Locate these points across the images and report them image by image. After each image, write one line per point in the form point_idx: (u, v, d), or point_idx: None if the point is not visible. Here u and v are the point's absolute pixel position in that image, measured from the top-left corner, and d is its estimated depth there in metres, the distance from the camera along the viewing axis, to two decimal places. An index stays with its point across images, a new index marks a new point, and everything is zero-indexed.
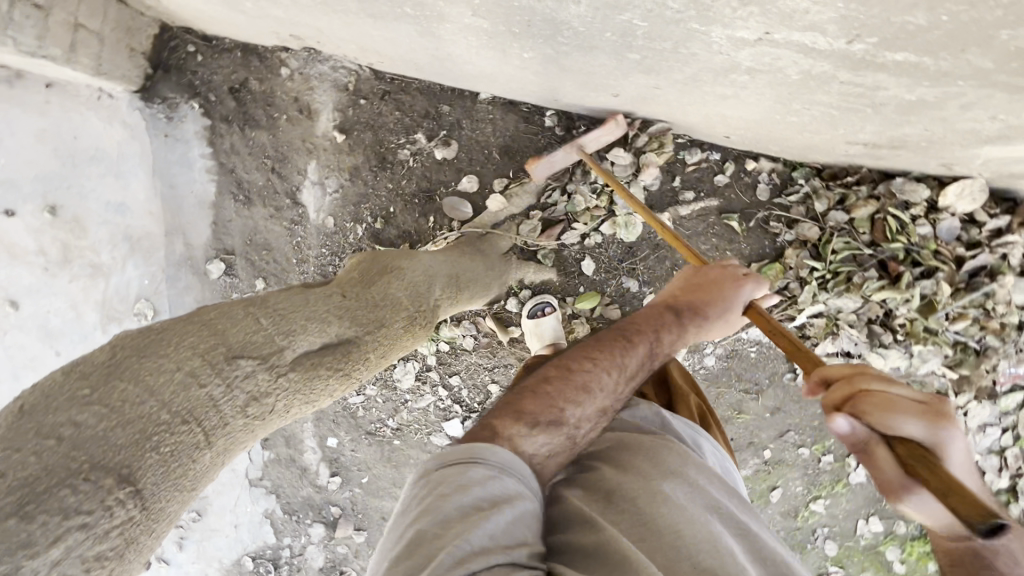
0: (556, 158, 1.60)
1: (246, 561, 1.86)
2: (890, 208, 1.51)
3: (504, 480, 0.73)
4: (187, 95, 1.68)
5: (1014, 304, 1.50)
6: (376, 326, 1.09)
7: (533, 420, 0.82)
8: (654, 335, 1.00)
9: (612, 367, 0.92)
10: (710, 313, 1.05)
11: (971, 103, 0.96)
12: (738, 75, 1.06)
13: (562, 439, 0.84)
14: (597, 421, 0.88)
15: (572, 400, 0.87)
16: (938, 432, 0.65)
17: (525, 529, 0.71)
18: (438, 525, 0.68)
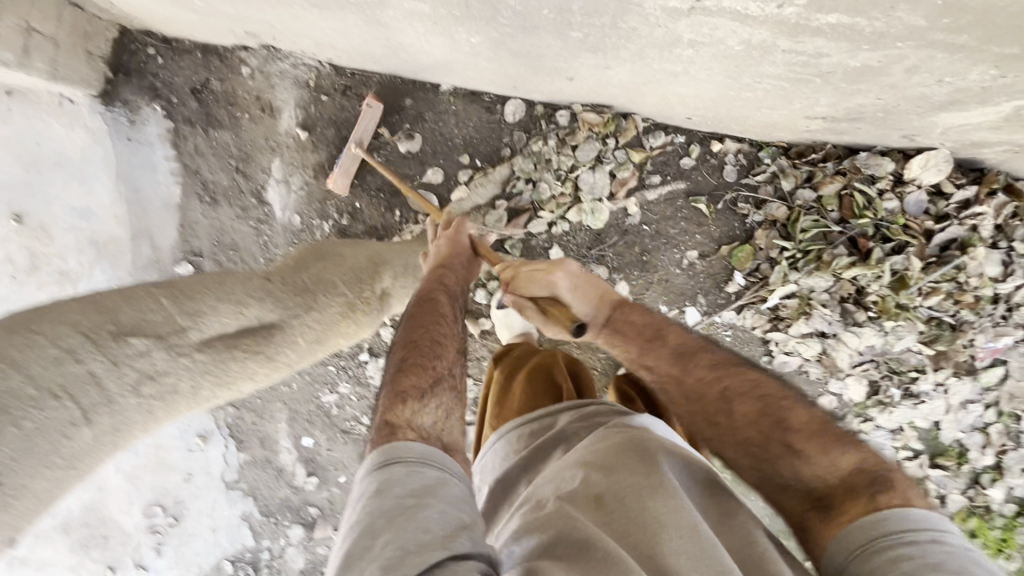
0: (347, 163, 1.64)
1: (225, 565, 1.85)
2: (857, 183, 1.48)
3: (425, 472, 0.79)
4: (149, 97, 1.68)
5: (987, 277, 1.48)
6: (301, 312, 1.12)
7: (418, 394, 0.90)
8: (445, 285, 1.17)
9: (442, 318, 1.06)
10: (468, 260, 1.31)
11: (916, 66, 0.94)
12: (682, 49, 1.05)
13: (446, 394, 0.94)
14: (457, 362, 1.02)
15: (432, 357, 0.97)
16: (543, 282, 1.10)
17: (457, 510, 0.76)
18: (369, 535, 0.72)
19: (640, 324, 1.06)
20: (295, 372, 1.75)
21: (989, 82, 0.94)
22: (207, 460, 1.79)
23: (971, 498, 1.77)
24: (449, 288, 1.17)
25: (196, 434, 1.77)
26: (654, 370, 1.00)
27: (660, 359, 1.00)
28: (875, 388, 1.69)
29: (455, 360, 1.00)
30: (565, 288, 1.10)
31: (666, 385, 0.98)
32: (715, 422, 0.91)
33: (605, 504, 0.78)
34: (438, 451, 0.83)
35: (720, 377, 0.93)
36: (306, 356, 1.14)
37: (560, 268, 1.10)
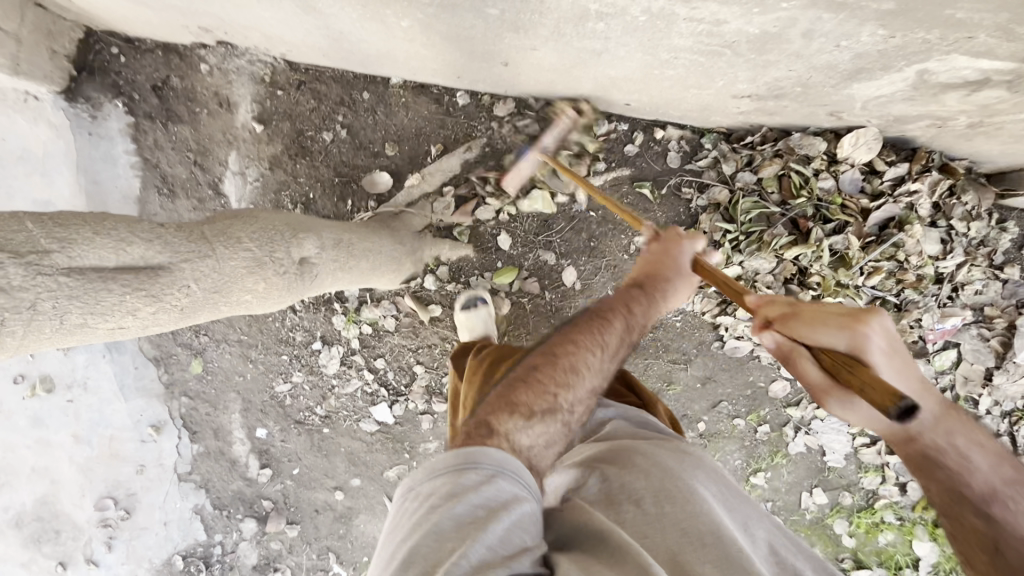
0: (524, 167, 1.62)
1: (176, 560, 1.84)
2: (793, 164, 1.51)
3: (500, 484, 0.73)
4: (111, 94, 1.73)
5: (926, 255, 1.50)
6: (207, 255, 0.92)
7: (529, 411, 0.83)
8: (627, 309, 1.05)
9: (596, 346, 0.95)
10: (670, 285, 1.15)
11: (810, 30, 0.97)
12: (593, 22, 1.09)
13: (556, 428, 0.85)
14: (586, 400, 0.91)
15: (562, 383, 0.89)
16: (847, 332, 0.74)
17: (524, 533, 0.70)
18: (431, 541, 0.66)
19: (990, 456, 0.78)
20: (249, 362, 1.77)
21: (882, 44, 0.98)
22: (161, 451, 1.80)
23: None
24: (630, 313, 1.05)
25: (149, 424, 1.78)
26: (995, 515, 0.75)
27: (1014, 513, 0.75)
28: None
29: (583, 400, 0.90)
30: (880, 352, 0.73)
31: (1008, 545, 0.74)
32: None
33: (615, 504, 0.82)
34: (522, 467, 0.77)
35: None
36: (212, 315, 0.99)
37: (872, 323, 0.73)
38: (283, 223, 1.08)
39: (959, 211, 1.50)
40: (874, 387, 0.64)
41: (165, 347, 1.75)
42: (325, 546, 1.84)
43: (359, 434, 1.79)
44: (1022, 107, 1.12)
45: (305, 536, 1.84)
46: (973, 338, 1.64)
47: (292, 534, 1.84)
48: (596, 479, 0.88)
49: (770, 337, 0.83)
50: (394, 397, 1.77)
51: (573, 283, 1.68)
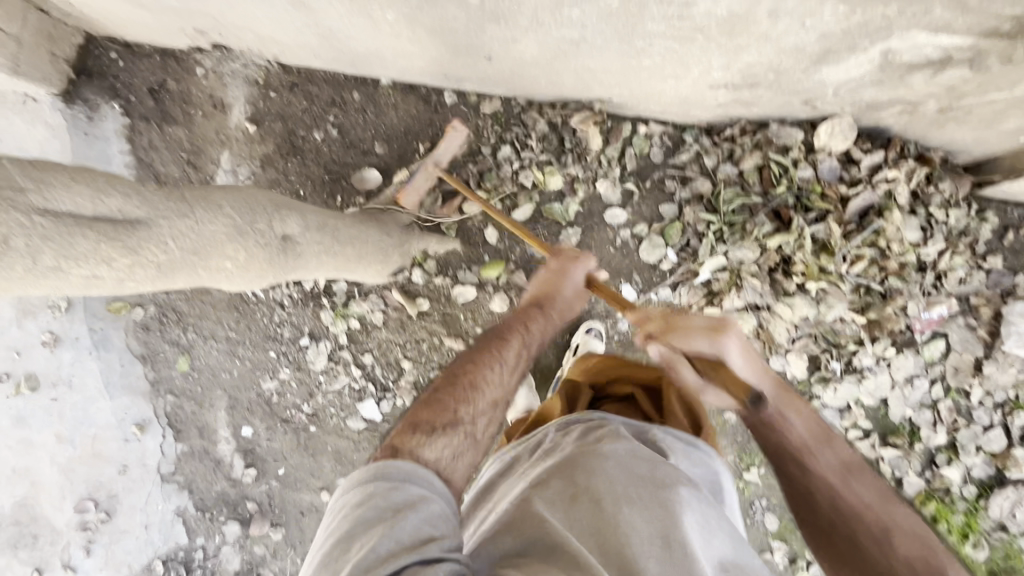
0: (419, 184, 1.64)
1: (156, 565, 1.80)
2: (772, 154, 1.54)
3: (408, 488, 0.78)
4: (108, 96, 1.78)
5: (907, 242, 1.52)
6: (186, 216, 0.95)
7: (429, 426, 0.90)
8: (524, 329, 1.17)
9: (493, 364, 1.05)
10: (563, 300, 1.29)
11: (775, 9, 1.02)
12: (569, 9, 1.14)
13: (461, 438, 0.91)
14: (490, 411, 0.99)
15: (462, 399, 0.96)
16: (711, 343, 0.96)
17: (434, 526, 0.76)
18: (342, 544, 0.73)
19: (805, 419, 1.02)
20: (236, 359, 1.76)
21: (845, 22, 1.02)
22: (144, 450, 1.78)
23: (930, 481, 1.69)
24: (526, 332, 1.17)
25: (133, 422, 1.77)
26: (809, 464, 1.00)
27: (822, 462, 0.99)
28: (816, 364, 1.67)
29: (483, 411, 0.97)
30: (736, 355, 0.97)
31: (814, 483, 1.00)
32: (835, 531, 0.98)
33: (577, 506, 0.84)
34: (426, 473, 0.82)
35: (879, 503, 0.96)
36: (187, 279, 1.01)
37: (730, 331, 0.97)
38: (267, 198, 1.11)
39: (938, 199, 1.53)
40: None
41: (152, 345, 1.76)
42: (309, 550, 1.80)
43: (346, 432, 1.77)
44: (987, 87, 1.16)
45: (290, 540, 1.79)
46: (961, 328, 1.63)
47: (276, 538, 1.79)
48: (561, 482, 0.89)
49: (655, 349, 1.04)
50: (382, 393, 1.75)
51: None
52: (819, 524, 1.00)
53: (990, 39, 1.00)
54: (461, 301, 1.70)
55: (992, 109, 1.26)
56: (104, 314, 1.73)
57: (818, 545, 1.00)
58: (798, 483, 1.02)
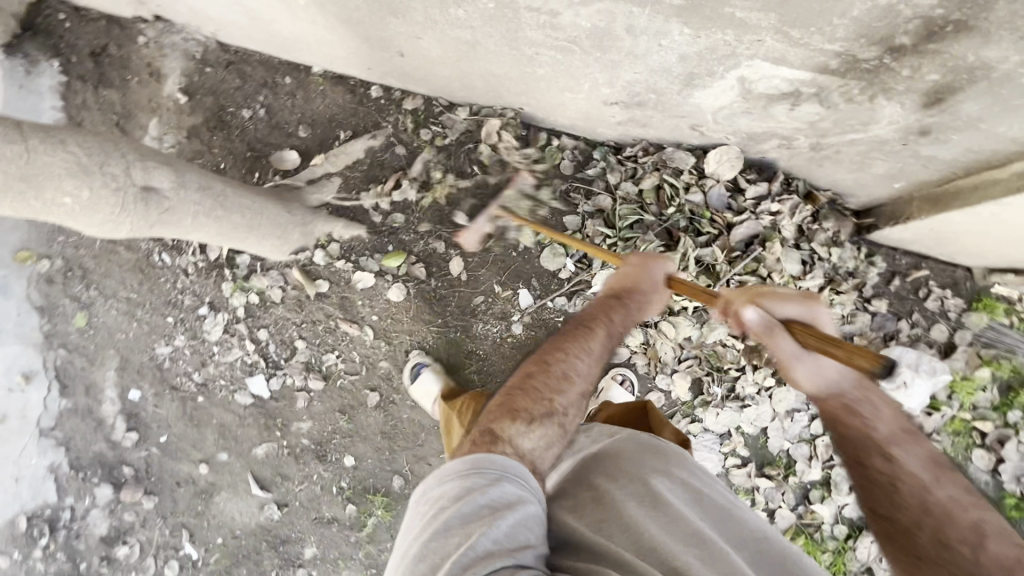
0: (482, 224, 1.69)
1: (20, 521, 1.77)
2: (667, 177, 1.60)
3: (504, 486, 0.81)
4: (50, 54, 1.83)
5: (788, 274, 1.57)
6: (15, 143, 0.96)
7: (528, 417, 0.93)
8: (610, 317, 1.13)
9: (583, 354, 1.05)
10: (648, 296, 1.20)
11: (630, 26, 1.08)
12: (454, 8, 1.21)
13: (555, 430, 0.95)
14: (577, 403, 1.01)
15: (556, 389, 0.99)
16: (804, 306, 0.95)
17: (526, 529, 0.79)
18: (441, 535, 0.76)
19: (893, 412, 0.94)
20: (133, 320, 1.77)
21: (693, 45, 1.08)
22: (26, 402, 1.77)
23: (802, 517, 1.70)
24: (611, 322, 1.12)
25: (19, 372, 1.76)
26: (892, 457, 0.92)
27: (908, 456, 0.92)
28: (699, 388, 1.70)
29: (575, 403, 1.00)
30: (825, 322, 0.95)
31: (901, 478, 0.91)
32: (920, 532, 0.87)
33: (597, 509, 0.90)
34: (524, 470, 0.85)
35: (971, 502, 0.88)
36: (15, 204, 1.00)
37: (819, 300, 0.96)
38: (135, 150, 1.15)
39: (821, 236, 1.59)
40: (857, 353, 0.81)
41: (53, 297, 1.76)
42: (179, 523, 1.77)
43: (233, 406, 1.77)
44: (842, 126, 1.22)
45: (161, 509, 1.77)
46: None
47: (147, 506, 1.77)
48: (581, 488, 0.96)
49: (751, 310, 0.94)
50: (273, 370, 1.76)
51: (458, 273, 1.72)
52: (901, 525, 0.89)
53: (825, 75, 1.06)
54: (359, 287, 1.72)
55: (857, 151, 1.32)
56: (9, 261, 1.75)
57: (892, 545, 0.90)
58: (880, 480, 0.92)
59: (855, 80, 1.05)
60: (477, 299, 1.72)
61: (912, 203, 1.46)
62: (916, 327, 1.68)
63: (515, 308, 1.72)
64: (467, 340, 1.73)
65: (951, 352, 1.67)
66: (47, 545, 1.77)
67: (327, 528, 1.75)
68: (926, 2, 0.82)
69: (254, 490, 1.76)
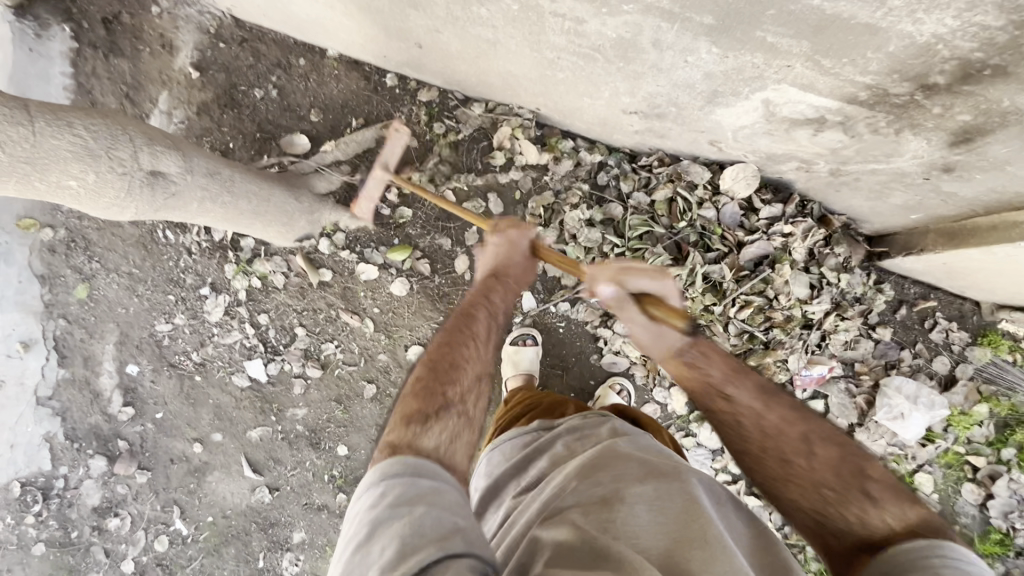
0: (371, 188, 1.59)
1: (13, 487, 1.78)
2: (681, 190, 1.58)
3: (418, 482, 0.76)
4: (61, 18, 1.78)
5: (794, 297, 1.57)
6: (23, 124, 0.93)
7: (423, 416, 0.85)
8: (485, 301, 1.08)
9: (466, 340, 0.99)
10: (518, 270, 1.19)
11: (658, 40, 1.04)
12: (477, 6, 1.18)
13: (457, 419, 0.88)
14: (476, 387, 0.94)
15: (447, 381, 0.91)
16: (654, 279, 1.05)
17: (453, 517, 0.74)
18: (362, 547, 0.71)
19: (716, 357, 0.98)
20: (135, 295, 1.76)
21: (722, 64, 1.05)
22: (24, 370, 1.77)
23: (787, 537, 1.71)
24: (488, 305, 1.08)
25: (18, 340, 1.76)
26: (731, 397, 0.94)
27: (739, 391, 0.94)
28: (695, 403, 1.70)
29: (470, 387, 0.93)
30: (672, 293, 1.06)
31: (742, 416, 0.93)
32: (766, 460, 0.89)
33: (602, 509, 0.84)
34: (434, 464, 0.80)
35: (798, 418, 0.90)
36: (17, 187, 0.98)
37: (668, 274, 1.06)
38: (142, 130, 1.12)
39: (831, 261, 1.57)
40: (668, 314, 1.03)
41: (55, 268, 1.75)
42: (171, 499, 1.79)
43: (230, 388, 1.77)
44: (865, 155, 1.19)
45: (153, 485, 1.79)
46: (841, 392, 1.66)
47: (140, 480, 1.78)
48: (584, 488, 0.89)
49: (606, 287, 1.06)
50: (272, 355, 1.76)
51: (462, 271, 1.71)
52: (752, 458, 0.91)
53: (854, 105, 1.03)
54: (362, 279, 1.71)
55: (876, 180, 1.30)
56: (11, 228, 1.73)
57: (767, 491, 0.89)
58: (731, 425, 0.93)
59: (884, 114, 1.02)
60: None
61: (927, 235, 1.44)
62: (918, 357, 1.67)
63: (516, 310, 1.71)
64: None
65: (950, 385, 1.67)
66: (39, 512, 1.79)
67: (316, 514, 1.77)
68: (967, 45, 0.79)
69: (246, 473, 1.77)
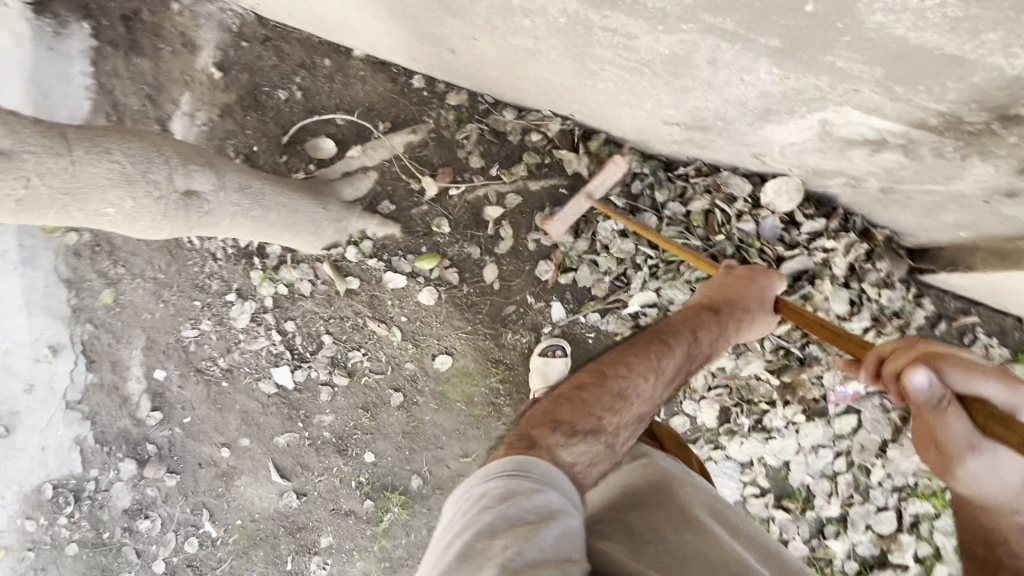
0: (571, 214, 1.59)
1: (46, 489, 1.81)
2: (719, 202, 1.54)
3: (549, 493, 0.73)
4: (80, 15, 1.73)
5: (833, 314, 1.53)
6: (63, 156, 1.00)
7: (569, 428, 0.84)
8: (693, 337, 1.07)
9: (650, 373, 0.97)
10: (742, 312, 1.17)
11: (714, 57, 0.99)
12: (519, 17, 1.13)
13: (598, 447, 0.86)
14: (632, 426, 0.93)
15: (609, 407, 0.90)
16: (965, 380, 0.68)
17: (571, 545, 0.70)
18: (485, 535, 0.68)
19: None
20: (161, 301, 1.75)
21: (780, 84, 1.00)
22: (53, 374, 1.78)
23: (815, 550, 1.70)
24: (695, 340, 1.07)
25: (46, 344, 1.76)
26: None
27: None
28: (726, 416, 1.68)
29: (628, 426, 0.91)
30: (983, 384, 0.68)
31: None
32: None
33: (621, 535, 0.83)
34: (564, 480, 0.77)
35: None
36: (58, 218, 1.07)
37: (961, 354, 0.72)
38: (174, 150, 1.18)
39: (873, 277, 1.53)
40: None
41: (80, 272, 1.74)
42: (200, 502, 1.81)
43: (257, 394, 1.77)
44: (923, 176, 1.14)
45: (182, 488, 1.80)
46: (875, 408, 1.63)
47: (169, 484, 1.80)
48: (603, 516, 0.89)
49: (922, 374, 0.69)
50: (298, 362, 1.75)
51: (491, 280, 1.68)
52: None
53: (920, 130, 0.97)
54: (390, 287, 1.69)
55: (930, 200, 1.25)
56: (36, 233, 1.72)
57: None
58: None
59: (952, 140, 0.97)
60: (508, 308, 1.68)
61: (975, 253, 1.39)
62: None
63: (545, 320, 1.67)
64: (496, 348, 1.69)
65: None
66: (72, 514, 1.82)
67: (344, 519, 1.78)
68: None
69: (274, 477, 1.78)
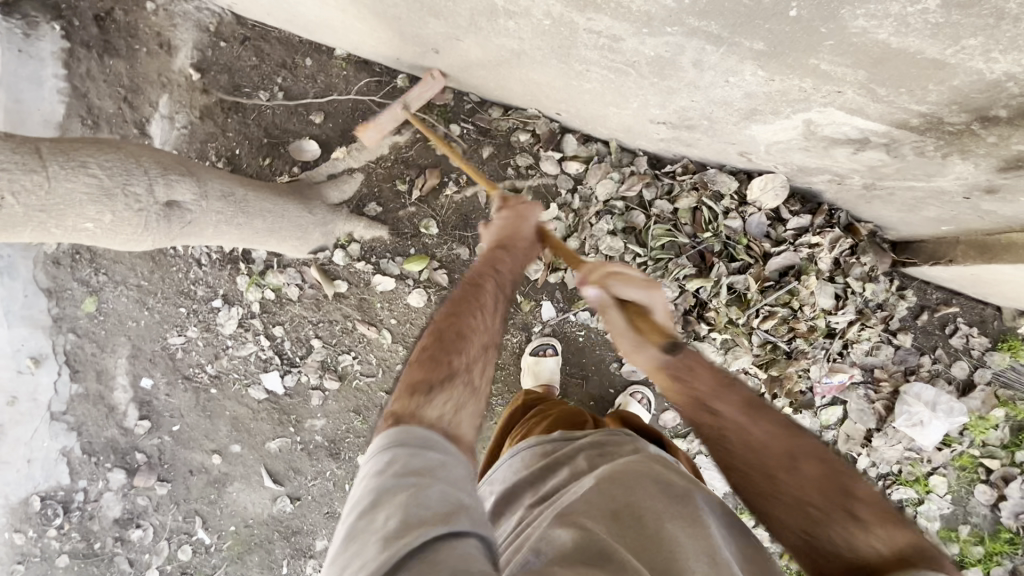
0: (384, 121, 1.55)
1: (33, 501, 1.79)
2: (706, 199, 1.55)
3: (429, 453, 0.68)
4: (50, 16, 1.67)
5: (819, 308, 1.56)
6: (37, 171, 0.98)
7: (426, 386, 0.76)
8: (495, 273, 0.99)
9: (474, 309, 0.88)
10: (525, 244, 1.09)
11: (700, 60, 0.99)
12: (503, 19, 1.11)
13: (460, 389, 0.78)
14: (483, 358, 0.84)
15: (454, 347, 0.81)
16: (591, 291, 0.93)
17: (460, 492, 0.65)
18: (366, 515, 0.63)
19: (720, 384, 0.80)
20: (145, 308, 1.72)
21: (765, 86, 1.00)
22: (37, 385, 1.75)
23: None
24: (498, 272, 0.99)
25: (29, 355, 1.73)
26: (717, 412, 0.78)
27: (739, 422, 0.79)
28: None
29: (479, 360, 0.83)
30: (630, 291, 0.89)
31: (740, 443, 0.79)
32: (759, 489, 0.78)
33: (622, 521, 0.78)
34: (440, 437, 0.71)
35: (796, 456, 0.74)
36: (35, 235, 1.04)
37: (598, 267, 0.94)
38: (153, 161, 1.16)
39: (858, 270, 1.55)
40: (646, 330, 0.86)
41: (61, 280, 1.71)
42: (192, 509, 1.80)
43: (246, 399, 1.75)
44: (905, 173, 1.15)
45: (174, 496, 1.79)
46: (860, 398, 1.66)
47: (160, 492, 1.78)
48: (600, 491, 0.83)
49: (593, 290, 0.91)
50: (287, 367, 1.73)
51: None
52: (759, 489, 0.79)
53: (901, 130, 0.98)
54: (378, 290, 1.68)
55: (912, 196, 1.26)
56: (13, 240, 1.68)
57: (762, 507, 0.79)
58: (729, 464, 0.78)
59: (934, 139, 0.98)
60: None
61: (957, 246, 1.41)
62: (937, 363, 1.66)
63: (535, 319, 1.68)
64: None
65: (969, 390, 1.66)
66: (61, 525, 1.79)
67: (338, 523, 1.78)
68: None
69: (266, 483, 1.77)
